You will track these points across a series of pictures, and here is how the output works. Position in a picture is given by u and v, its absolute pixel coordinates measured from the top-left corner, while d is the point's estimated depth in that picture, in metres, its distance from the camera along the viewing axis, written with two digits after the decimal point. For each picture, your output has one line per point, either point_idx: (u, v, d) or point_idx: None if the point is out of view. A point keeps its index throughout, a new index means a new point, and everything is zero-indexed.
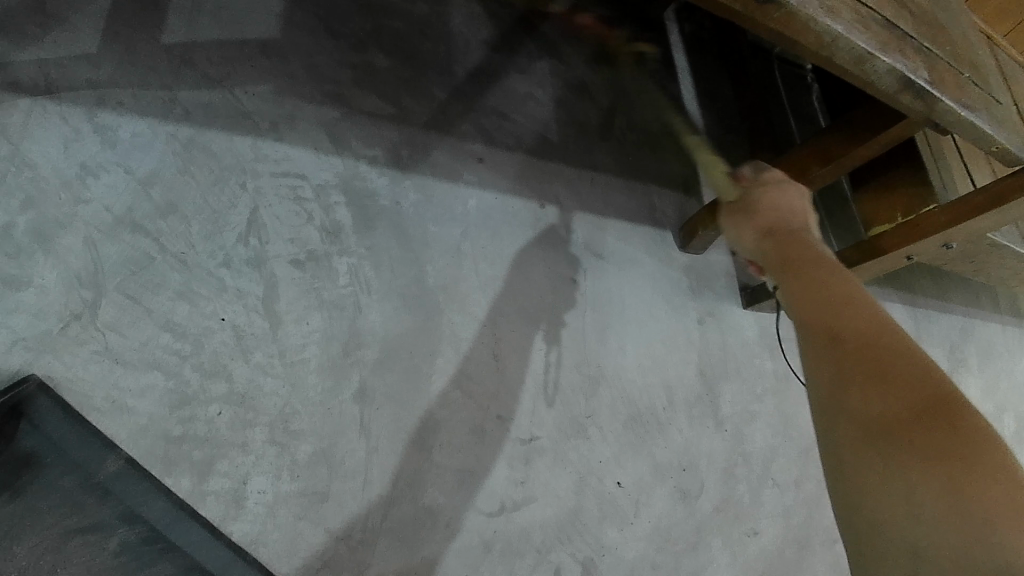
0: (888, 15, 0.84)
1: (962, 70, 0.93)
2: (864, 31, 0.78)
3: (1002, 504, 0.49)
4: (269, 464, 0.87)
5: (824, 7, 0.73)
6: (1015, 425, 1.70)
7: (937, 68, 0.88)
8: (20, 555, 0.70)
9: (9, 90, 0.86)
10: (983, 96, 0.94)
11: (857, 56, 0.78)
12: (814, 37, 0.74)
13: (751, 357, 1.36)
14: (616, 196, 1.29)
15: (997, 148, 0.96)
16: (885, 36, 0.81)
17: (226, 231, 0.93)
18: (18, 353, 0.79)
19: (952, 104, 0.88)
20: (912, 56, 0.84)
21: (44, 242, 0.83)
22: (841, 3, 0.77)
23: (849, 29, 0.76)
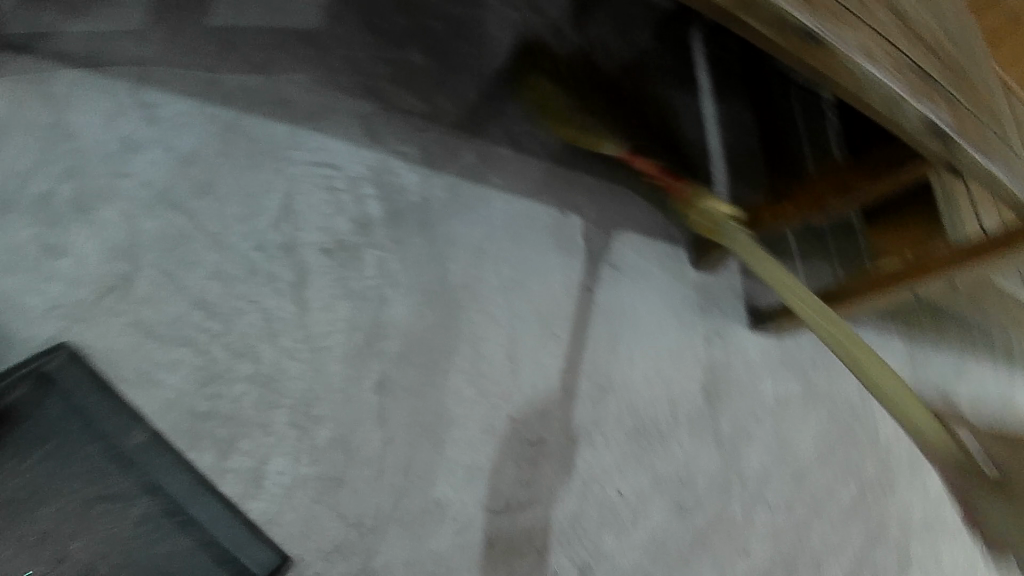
0: (919, 62, 0.87)
1: (984, 121, 0.96)
2: (897, 75, 0.81)
3: None
4: (289, 446, 0.89)
5: (860, 49, 0.77)
6: None
7: (962, 117, 0.91)
8: (44, 519, 0.73)
9: (58, 61, 0.89)
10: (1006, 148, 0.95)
11: (887, 98, 0.81)
12: (852, 75, 0.78)
13: (755, 379, 1.39)
14: (636, 210, 1.27)
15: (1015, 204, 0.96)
16: (916, 81, 0.84)
17: (261, 216, 0.95)
18: (54, 319, 0.81)
19: (977, 156, 0.90)
20: (941, 106, 0.87)
21: (84, 213, 0.85)
22: (878, 46, 0.80)
23: (882, 72, 0.79)
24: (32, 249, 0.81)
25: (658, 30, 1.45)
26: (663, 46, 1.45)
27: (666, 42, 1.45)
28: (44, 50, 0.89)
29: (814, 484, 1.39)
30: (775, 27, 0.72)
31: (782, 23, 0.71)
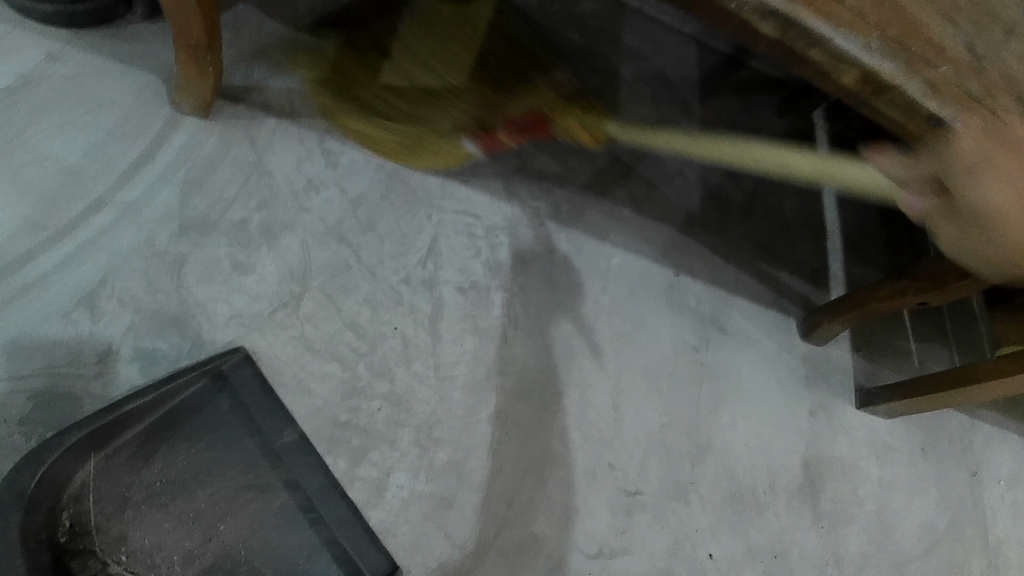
0: (960, 80, 0.74)
1: (979, 87, 0.75)
2: (934, 95, 0.73)
3: None
4: (411, 462, 0.97)
5: (917, 80, 0.72)
6: None
7: (957, 85, 0.74)
8: (200, 499, 0.85)
9: (263, 110, 1.06)
10: (1005, 111, 0.75)
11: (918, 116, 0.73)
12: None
13: (855, 458, 1.29)
14: (747, 276, 1.32)
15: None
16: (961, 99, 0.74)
17: (410, 254, 1.06)
18: (234, 327, 0.94)
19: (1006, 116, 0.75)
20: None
21: (269, 238, 0.99)
22: (921, 68, 0.73)
23: (920, 92, 0.72)
24: (225, 265, 0.96)
25: (778, 109, 1.52)
26: (784, 122, 1.52)
27: (788, 119, 1.52)
28: (252, 101, 1.06)
29: None
30: (907, 113, 0.74)
31: (914, 108, 0.73)
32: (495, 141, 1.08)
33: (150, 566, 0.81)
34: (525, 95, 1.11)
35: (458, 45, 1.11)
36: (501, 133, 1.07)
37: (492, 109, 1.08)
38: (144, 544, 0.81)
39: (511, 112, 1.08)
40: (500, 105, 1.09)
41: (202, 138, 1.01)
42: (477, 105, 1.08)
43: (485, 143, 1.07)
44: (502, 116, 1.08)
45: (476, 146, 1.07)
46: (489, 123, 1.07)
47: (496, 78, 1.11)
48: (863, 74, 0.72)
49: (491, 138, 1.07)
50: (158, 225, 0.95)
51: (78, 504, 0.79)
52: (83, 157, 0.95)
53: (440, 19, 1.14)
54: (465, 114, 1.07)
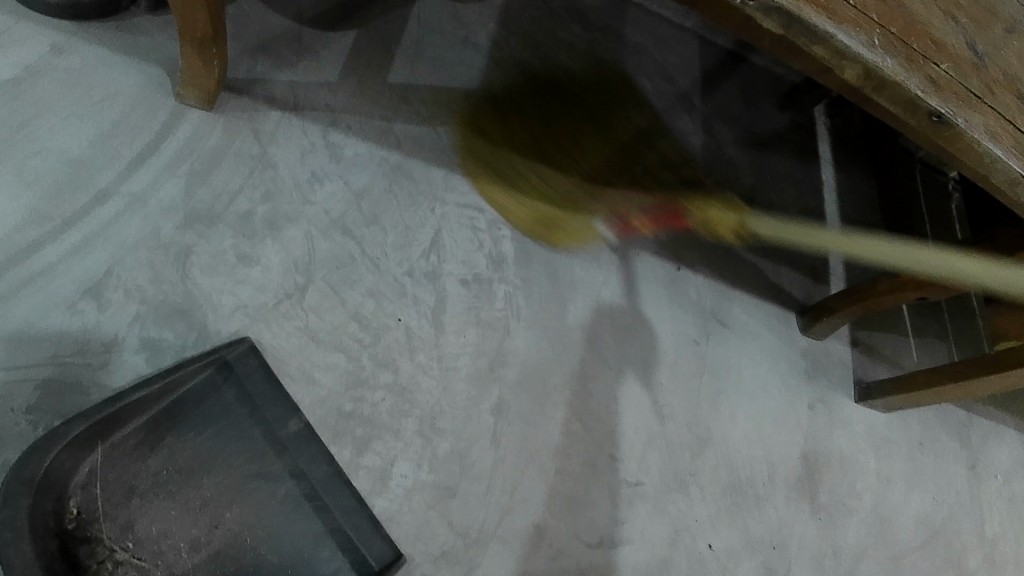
0: (956, 75, 0.78)
1: (972, 84, 0.79)
2: (933, 91, 0.76)
3: (974, 387, 1.18)
4: (414, 452, 0.98)
5: (917, 76, 0.75)
6: None
7: (951, 82, 0.77)
8: (206, 487, 0.86)
9: (267, 103, 1.06)
10: (992, 109, 0.79)
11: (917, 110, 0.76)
12: (985, 180, 0.83)
13: (854, 451, 1.31)
14: (748, 271, 1.33)
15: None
16: (955, 94, 0.77)
17: (413, 246, 1.07)
18: (239, 317, 0.95)
19: (992, 113, 0.79)
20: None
21: (274, 230, 1.00)
22: (921, 63, 0.76)
23: (921, 87, 0.75)
24: (230, 256, 0.97)
25: (779, 105, 1.54)
26: (784, 117, 1.53)
27: (789, 115, 1.54)
28: (255, 93, 1.06)
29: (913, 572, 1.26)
30: (906, 107, 0.77)
31: (913, 103, 0.76)
32: (631, 230, 1.25)
33: (157, 553, 0.81)
34: (646, 180, 1.32)
35: (587, 144, 1.30)
36: (638, 223, 1.26)
37: (628, 204, 1.27)
38: (150, 531, 0.82)
39: (645, 207, 1.28)
40: (621, 202, 1.27)
41: (207, 130, 1.02)
42: (617, 200, 1.27)
43: (623, 234, 1.24)
44: (639, 210, 1.27)
45: (614, 236, 1.23)
46: (625, 216, 1.25)
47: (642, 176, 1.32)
48: (866, 70, 0.74)
49: (631, 228, 1.25)
50: (163, 216, 0.96)
51: (86, 491, 0.80)
52: (89, 148, 0.96)
53: (522, 92, 1.26)
54: (603, 205, 1.25)
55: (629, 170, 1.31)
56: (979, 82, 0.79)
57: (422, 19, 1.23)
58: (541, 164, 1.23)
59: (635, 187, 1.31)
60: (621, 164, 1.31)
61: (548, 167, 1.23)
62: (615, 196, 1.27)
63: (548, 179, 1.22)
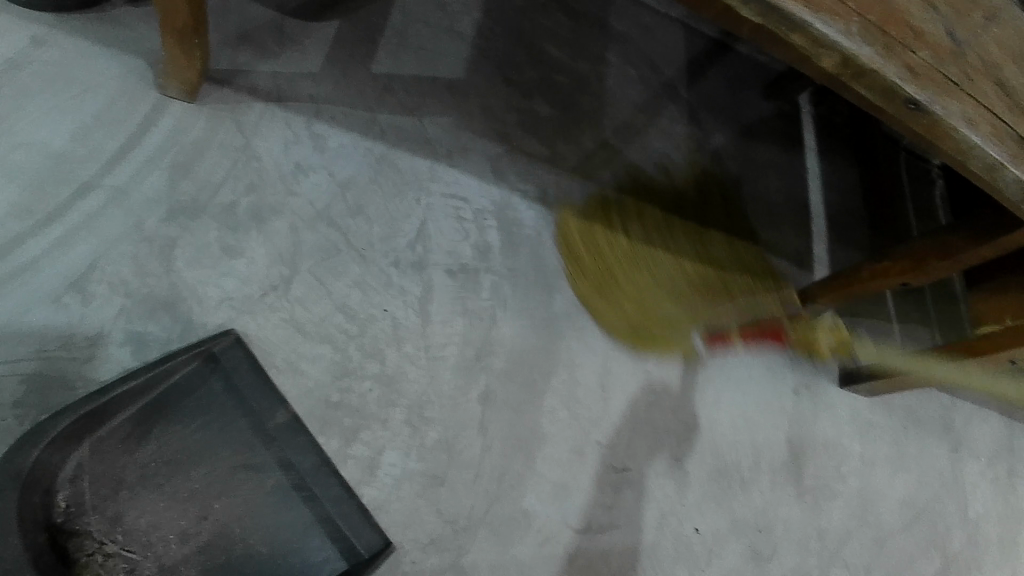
0: (935, 63, 0.79)
1: (950, 70, 0.80)
2: (909, 79, 0.77)
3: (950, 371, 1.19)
4: (402, 441, 0.99)
5: (894, 65, 0.76)
6: None
7: (928, 69, 0.78)
8: (194, 479, 0.86)
9: (249, 94, 1.06)
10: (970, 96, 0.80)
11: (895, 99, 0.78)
12: (964, 167, 0.85)
13: (839, 435, 1.33)
14: (732, 259, 1.35)
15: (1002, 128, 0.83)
16: (933, 82, 0.78)
17: (399, 237, 1.07)
18: (225, 309, 0.95)
19: (973, 100, 0.80)
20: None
21: (259, 222, 1.00)
22: (898, 53, 0.76)
23: (897, 77, 0.76)
24: (214, 248, 0.97)
25: (764, 93, 1.54)
26: (770, 105, 1.54)
27: (774, 102, 1.54)
28: (238, 83, 1.06)
29: (895, 552, 1.29)
30: (884, 95, 0.78)
31: (891, 92, 0.77)
32: (723, 340, 1.27)
33: (146, 545, 0.82)
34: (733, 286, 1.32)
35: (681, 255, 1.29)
36: (732, 333, 1.29)
37: (723, 315, 1.29)
38: (139, 524, 0.82)
39: (743, 322, 1.30)
40: (721, 313, 1.29)
41: (189, 122, 1.02)
42: (714, 311, 1.28)
43: (712, 344, 1.26)
44: (734, 322, 1.29)
45: (704, 344, 1.25)
46: (720, 327, 1.28)
47: (743, 289, 1.32)
48: (842, 58, 0.75)
49: (723, 340, 1.27)
50: (147, 209, 0.96)
51: (74, 485, 0.80)
52: (71, 141, 0.96)
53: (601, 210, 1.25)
54: (693, 314, 1.26)
55: (716, 284, 1.30)
56: (956, 68, 0.80)
57: (406, 8, 1.22)
58: (638, 279, 1.24)
59: (730, 298, 1.31)
60: (717, 275, 1.31)
61: (655, 292, 1.24)
62: (705, 307, 1.28)
63: (641, 295, 1.23)
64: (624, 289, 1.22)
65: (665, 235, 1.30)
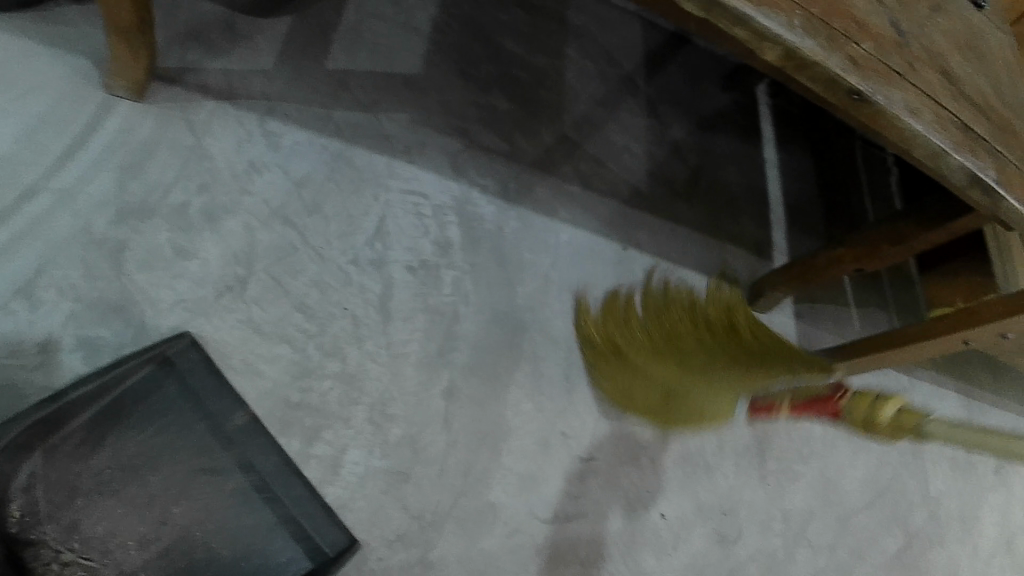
0: (874, 52, 0.81)
1: (888, 61, 0.83)
2: (852, 69, 0.78)
3: (893, 353, 1.27)
4: (365, 439, 0.98)
5: (836, 57, 0.78)
6: None
7: (868, 60, 0.80)
8: (152, 484, 0.84)
9: (200, 93, 1.04)
10: (906, 85, 0.83)
11: (840, 89, 0.79)
12: (909, 153, 0.88)
13: (800, 419, 1.36)
14: (692, 250, 1.37)
15: (939, 116, 0.86)
16: (874, 71, 0.80)
17: (357, 234, 1.07)
18: (179, 312, 0.93)
19: (908, 89, 0.83)
20: (995, 13, 1.04)
21: (212, 222, 0.99)
22: (839, 44, 0.78)
23: (841, 67, 0.78)
24: (167, 250, 0.95)
25: (722, 85, 1.56)
26: (727, 97, 1.56)
27: (731, 95, 1.57)
28: (187, 81, 1.04)
29: (856, 530, 1.33)
30: (827, 87, 0.79)
31: (834, 83, 0.78)
32: (769, 410, 1.29)
33: (105, 552, 0.78)
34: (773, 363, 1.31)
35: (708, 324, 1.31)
36: (784, 407, 1.28)
37: (773, 384, 1.29)
38: (96, 531, 0.79)
39: (794, 393, 1.28)
40: (767, 382, 1.30)
41: (137, 122, 1.00)
42: (762, 380, 1.30)
43: (756, 413, 1.29)
44: (784, 392, 1.28)
45: (747, 413, 1.30)
46: (768, 398, 1.29)
47: (779, 362, 1.31)
48: (787, 51, 0.76)
49: (769, 410, 1.28)
50: (95, 212, 0.94)
51: (27, 494, 0.77)
52: (13, 144, 0.93)
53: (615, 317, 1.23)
54: (733, 385, 1.29)
55: (756, 351, 1.31)
56: (898, 60, 0.84)
57: (360, 4, 1.21)
58: (670, 373, 1.24)
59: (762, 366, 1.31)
60: (744, 342, 1.32)
61: (692, 376, 1.25)
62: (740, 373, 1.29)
63: (677, 378, 1.24)
64: (655, 371, 1.22)
65: (692, 315, 1.30)
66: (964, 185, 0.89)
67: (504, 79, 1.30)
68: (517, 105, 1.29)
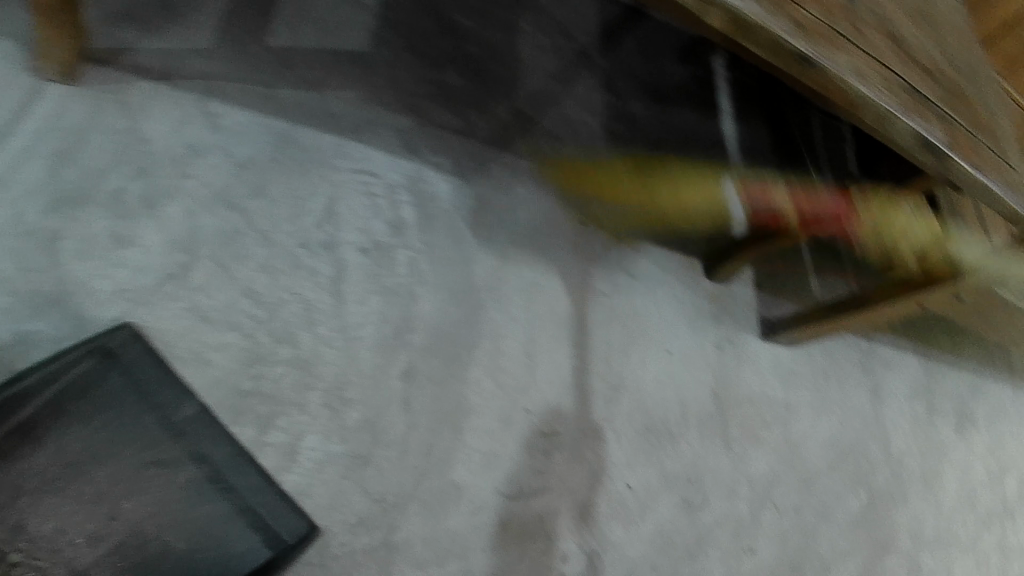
0: (813, 16, 0.81)
1: (829, 24, 0.82)
2: (797, 34, 0.77)
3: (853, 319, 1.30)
4: (322, 425, 0.97)
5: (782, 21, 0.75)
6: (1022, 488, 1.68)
7: (810, 25, 0.79)
8: (100, 480, 0.79)
9: (134, 74, 1.00)
10: (849, 49, 0.82)
11: (789, 55, 0.77)
12: (857, 118, 0.87)
13: (762, 386, 1.38)
14: (653, 223, 1.36)
15: (884, 79, 0.86)
16: (818, 36, 0.79)
17: (305, 216, 1.04)
18: (120, 301, 0.91)
19: (852, 54, 0.82)
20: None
21: (151, 208, 0.95)
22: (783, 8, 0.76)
23: (787, 32, 0.75)
24: (104, 238, 0.92)
25: None
26: None
27: None
28: (119, 61, 1.00)
29: (819, 490, 1.36)
30: (773, 52, 0.76)
31: (779, 49, 0.76)
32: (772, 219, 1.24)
33: (53, 551, 0.73)
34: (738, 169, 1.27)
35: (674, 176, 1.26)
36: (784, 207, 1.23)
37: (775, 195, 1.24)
38: (42, 530, 0.74)
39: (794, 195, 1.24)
40: (773, 194, 1.23)
41: (67, 104, 0.95)
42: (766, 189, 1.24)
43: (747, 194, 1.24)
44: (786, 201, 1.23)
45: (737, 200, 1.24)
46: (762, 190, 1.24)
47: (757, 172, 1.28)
48: (732, 17, 0.71)
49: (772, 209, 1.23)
50: (25, 200, 0.89)
51: None
52: None
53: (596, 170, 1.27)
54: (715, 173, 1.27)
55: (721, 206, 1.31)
56: (842, 25, 0.84)
57: None
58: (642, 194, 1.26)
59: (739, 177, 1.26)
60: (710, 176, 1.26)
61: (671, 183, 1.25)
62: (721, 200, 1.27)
63: (653, 202, 1.27)
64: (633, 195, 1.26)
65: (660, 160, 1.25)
66: (913, 148, 0.89)
67: None
68: None
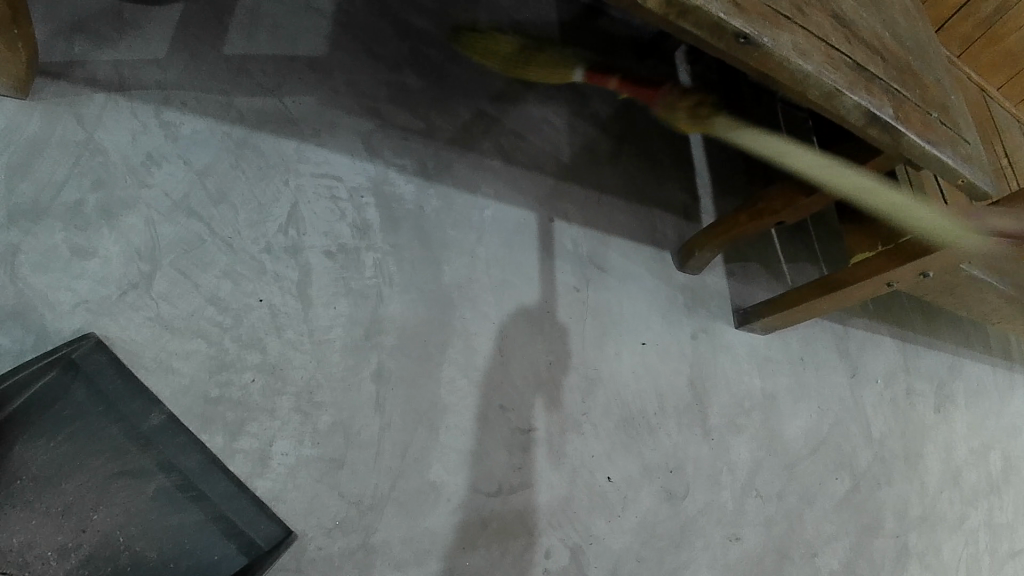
0: None
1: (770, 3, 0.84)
2: (736, 13, 0.78)
3: (823, 302, 1.32)
4: (293, 429, 0.96)
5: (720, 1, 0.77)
6: (1003, 463, 1.70)
7: (751, 5, 0.81)
8: (67, 492, 0.80)
9: (88, 85, 1.00)
10: (790, 28, 0.85)
11: (729, 35, 0.78)
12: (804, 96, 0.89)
13: (738, 373, 1.39)
14: (620, 216, 1.37)
15: (828, 55, 0.88)
16: (758, 15, 0.81)
17: (268, 222, 1.04)
18: (80, 313, 0.90)
19: (793, 32, 0.84)
20: None
21: (109, 219, 0.95)
22: None
23: (726, 12, 0.77)
24: (63, 250, 0.91)
25: (639, 55, 1.58)
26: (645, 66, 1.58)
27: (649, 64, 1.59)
28: (73, 74, 0.99)
29: (801, 475, 1.37)
30: (714, 32, 0.78)
31: (720, 27, 0.77)
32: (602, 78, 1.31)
33: (23, 565, 0.76)
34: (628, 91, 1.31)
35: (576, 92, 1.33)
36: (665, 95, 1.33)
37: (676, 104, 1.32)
38: (11, 545, 0.76)
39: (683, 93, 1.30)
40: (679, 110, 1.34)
41: (19, 118, 0.94)
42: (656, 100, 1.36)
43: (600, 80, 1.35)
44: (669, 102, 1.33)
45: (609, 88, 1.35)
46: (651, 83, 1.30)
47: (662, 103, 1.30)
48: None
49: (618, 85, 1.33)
50: None
51: None
52: None
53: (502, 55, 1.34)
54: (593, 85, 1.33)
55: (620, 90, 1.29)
56: (785, 6, 0.86)
57: None
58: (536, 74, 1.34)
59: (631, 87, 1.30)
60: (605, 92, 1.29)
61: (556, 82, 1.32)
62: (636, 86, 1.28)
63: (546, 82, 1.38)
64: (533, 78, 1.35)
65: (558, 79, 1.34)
66: (861, 123, 0.91)
67: (416, 58, 1.29)
68: (429, 82, 1.28)
